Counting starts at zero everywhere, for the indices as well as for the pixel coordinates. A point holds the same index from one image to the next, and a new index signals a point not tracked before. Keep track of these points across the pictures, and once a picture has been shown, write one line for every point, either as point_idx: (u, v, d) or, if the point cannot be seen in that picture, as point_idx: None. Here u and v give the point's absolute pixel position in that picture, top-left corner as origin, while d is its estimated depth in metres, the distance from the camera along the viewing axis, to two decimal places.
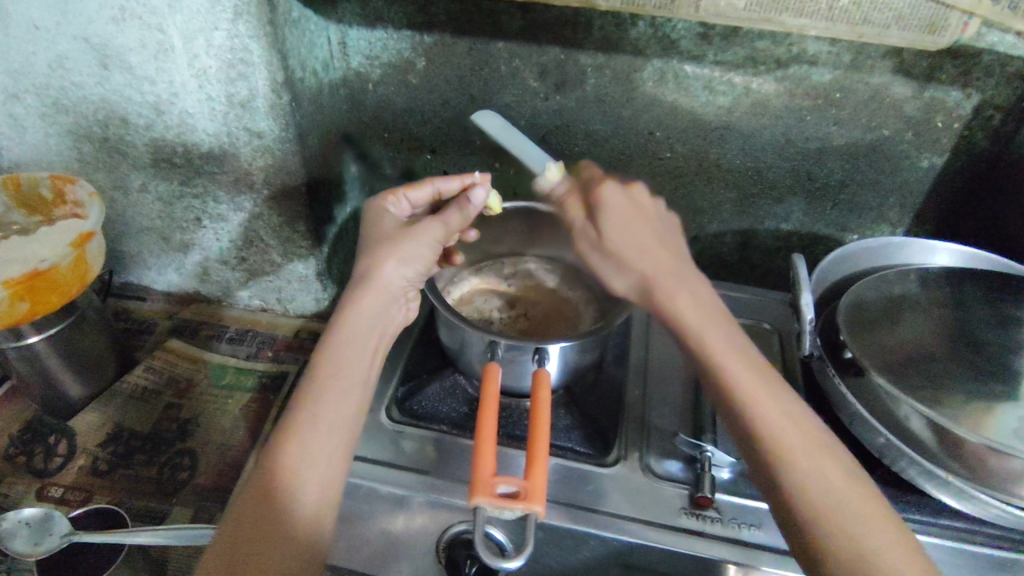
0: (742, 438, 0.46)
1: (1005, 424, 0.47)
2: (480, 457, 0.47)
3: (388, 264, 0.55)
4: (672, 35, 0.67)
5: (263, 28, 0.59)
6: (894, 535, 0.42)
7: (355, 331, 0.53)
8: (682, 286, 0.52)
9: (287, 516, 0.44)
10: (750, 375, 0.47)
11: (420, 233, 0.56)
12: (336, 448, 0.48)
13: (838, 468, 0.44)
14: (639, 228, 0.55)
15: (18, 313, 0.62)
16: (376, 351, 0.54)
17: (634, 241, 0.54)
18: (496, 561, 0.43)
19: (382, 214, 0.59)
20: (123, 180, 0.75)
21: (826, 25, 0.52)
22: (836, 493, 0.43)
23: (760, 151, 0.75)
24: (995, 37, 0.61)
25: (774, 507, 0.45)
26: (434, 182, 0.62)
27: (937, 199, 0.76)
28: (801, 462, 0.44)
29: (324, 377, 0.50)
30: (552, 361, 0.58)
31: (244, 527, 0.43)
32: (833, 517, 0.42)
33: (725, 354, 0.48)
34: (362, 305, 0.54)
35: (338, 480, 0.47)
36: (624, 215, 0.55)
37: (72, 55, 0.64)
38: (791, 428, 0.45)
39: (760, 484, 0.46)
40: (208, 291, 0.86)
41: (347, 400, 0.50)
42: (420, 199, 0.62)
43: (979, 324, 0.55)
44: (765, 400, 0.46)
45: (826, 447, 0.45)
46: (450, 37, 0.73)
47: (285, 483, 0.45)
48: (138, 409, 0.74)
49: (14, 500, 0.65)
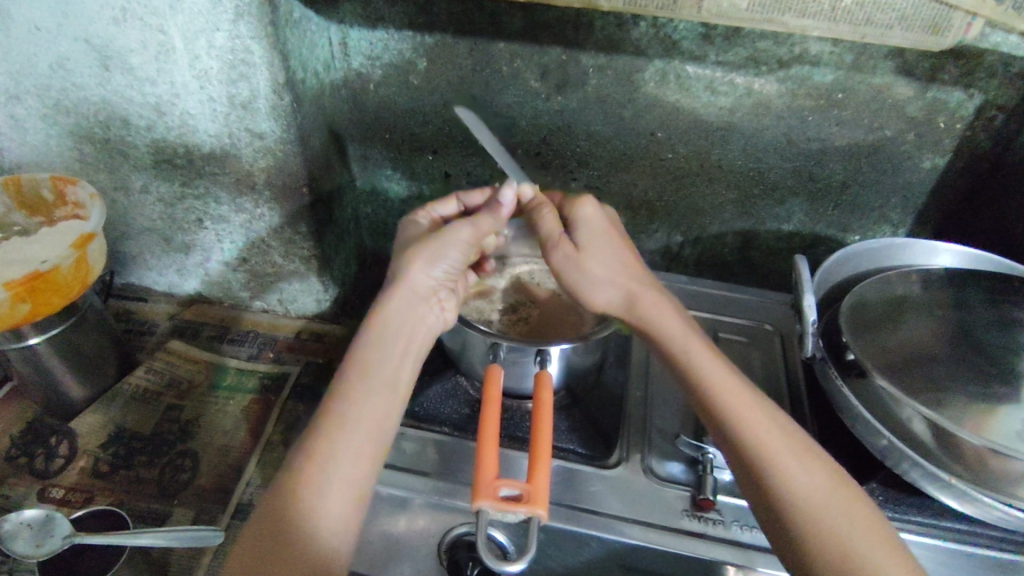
0: (730, 452, 0.49)
1: (1008, 426, 0.46)
2: (483, 459, 0.46)
3: (416, 264, 0.55)
4: (673, 36, 0.67)
5: (264, 29, 0.59)
6: (879, 536, 0.44)
7: (383, 334, 0.53)
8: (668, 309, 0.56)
9: (310, 516, 0.44)
10: (742, 392, 0.51)
11: (448, 232, 0.56)
12: (359, 450, 0.47)
13: (829, 477, 0.47)
14: (615, 249, 0.58)
15: (19, 314, 0.62)
16: (404, 355, 0.54)
17: (611, 260, 0.58)
18: (500, 564, 0.43)
19: (411, 224, 0.61)
20: (124, 181, 0.75)
21: (829, 26, 0.52)
22: (824, 496, 0.46)
23: (762, 152, 0.75)
24: (999, 37, 0.61)
25: (763, 516, 0.47)
26: (459, 197, 0.65)
27: (939, 200, 0.75)
28: (793, 472, 0.47)
29: (347, 379, 0.50)
30: (553, 362, 0.58)
31: (268, 509, 0.44)
32: (824, 523, 0.44)
33: (716, 374, 0.52)
34: (389, 305, 0.54)
35: (355, 481, 0.46)
36: (603, 235, 0.59)
37: (73, 56, 0.64)
38: (783, 440, 0.48)
39: (750, 495, 0.48)
40: (210, 292, 0.86)
41: (372, 403, 0.49)
42: (448, 214, 0.64)
43: (982, 325, 0.55)
44: (759, 415, 0.50)
45: (817, 458, 0.48)
46: (452, 37, 0.73)
47: (306, 483, 0.45)
48: (140, 410, 0.74)
49: (15, 500, 0.65)
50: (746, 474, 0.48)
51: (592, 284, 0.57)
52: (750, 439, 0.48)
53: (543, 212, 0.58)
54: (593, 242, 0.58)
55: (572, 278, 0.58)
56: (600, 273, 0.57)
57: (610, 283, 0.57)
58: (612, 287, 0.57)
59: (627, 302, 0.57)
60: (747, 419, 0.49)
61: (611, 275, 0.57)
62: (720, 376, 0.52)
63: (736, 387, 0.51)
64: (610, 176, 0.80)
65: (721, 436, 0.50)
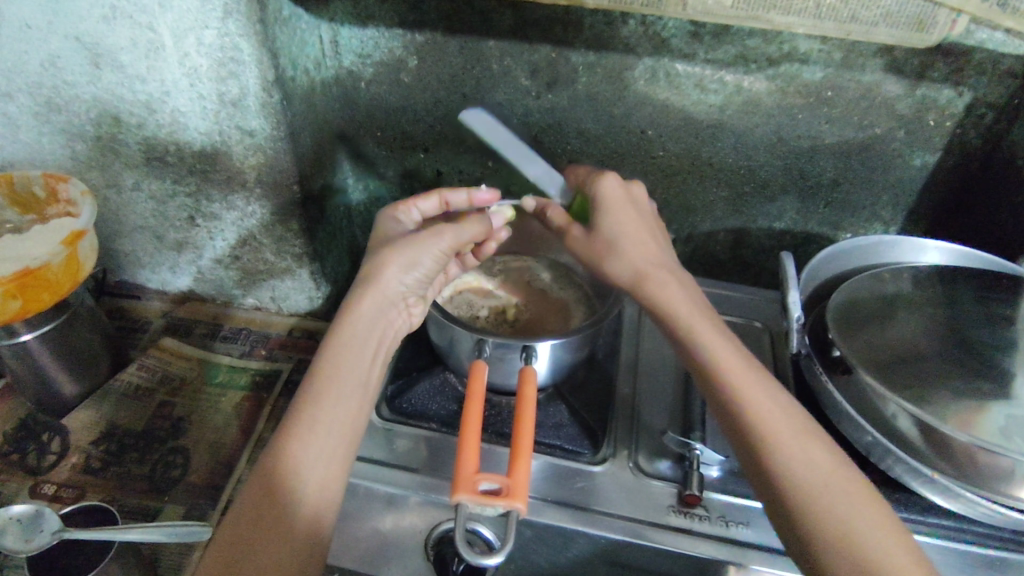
0: (732, 431, 0.50)
1: (994, 421, 0.46)
2: (464, 453, 0.47)
3: (392, 268, 0.55)
4: (663, 33, 0.67)
5: (253, 26, 0.59)
6: (881, 519, 0.44)
7: (352, 334, 0.53)
8: (676, 288, 0.56)
9: (285, 514, 0.44)
10: (740, 370, 0.51)
11: (428, 239, 0.55)
12: (337, 446, 0.48)
13: (825, 455, 0.47)
14: (634, 226, 0.58)
15: (9, 311, 0.62)
16: (374, 356, 0.55)
17: (627, 231, 0.57)
18: (477, 558, 0.43)
19: (390, 223, 0.60)
20: (117, 179, 0.75)
21: (814, 23, 0.52)
22: (826, 483, 0.46)
23: (753, 150, 0.75)
24: (985, 34, 0.61)
25: (765, 497, 0.48)
26: (442, 195, 0.62)
27: (931, 197, 0.75)
28: (790, 452, 0.47)
29: (323, 378, 0.51)
30: (540, 358, 0.58)
31: (248, 502, 0.44)
32: (819, 505, 0.45)
33: (716, 347, 0.52)
34: (360, 308, 0.54)
35: (336, 475, 0.48)
36: (621, 212, 0.58)
37: (65, 55, 0.64)
38: (778, 420, 0.49)
39: (749, 473, 0.49)
40: (203, 290, 0.86)
41: (343, 402, 0.50)
42: (429, 210, 0.63)
43: (971, 323, 0.55)
44: (754, 394, 0.50)
45: (815, 437, 0.48)
46: (442, 35, 0.73)
47: (284, 480, 0.45)
48: (132, 407, 0.74)
49: (7, 496, 0.65)
50: (750, 455, 0.48)
51: (609, 254, 0.57)
52: (748, 422, 0.49)
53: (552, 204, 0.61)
54: (611, 215, 0.57)
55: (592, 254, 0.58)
56: (619, 247, 0.57)
57: (624, 255, 0.57)
58: (627, 260, 0.57)
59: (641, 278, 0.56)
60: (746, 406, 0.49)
61: (628, 244, 0.57)
62: (722, 356, 0.52)
63: (737, 369, 0.51)
64: None
65: (723, 419, 0.50)
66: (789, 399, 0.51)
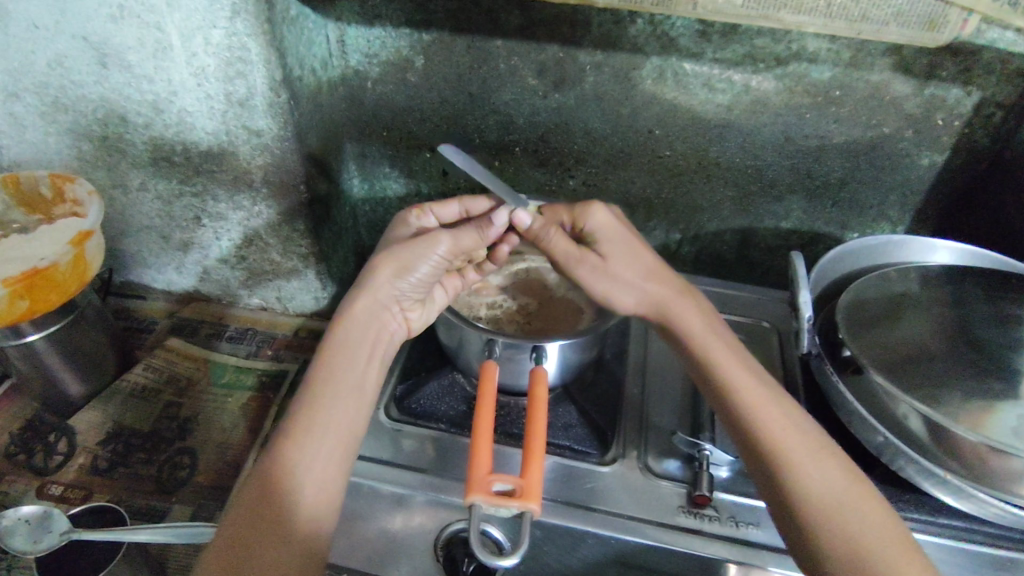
0: (744, 446, 0.50)
1: (1005, 422, 0.46)
2: (477, 454, 0.46)
3: (382, 274, 0.55)
4: (671, 33, 0.67)
5: (261, 25, 0.59)
6: (894, 535, 0.44)
7: (349, 338, 0.54)
8: (688, 304, 0.57)
9: (285, 519, 0.44)
10: (754, 386, 0.52)
11: (421, 245, 0.55)
12: (332, 451, 0.49)
13: (839, 470, 0.47)
14: (638, 253, 0.58)
15: (17, 312, 0.63)
16: (369, 360, 0.55)
17: (633, 262, 0.57)
18: (492, 558, 0.43)
19: (400, 225, 0.61)
20: (123, 179, 0.75)
21: (824, 22, 0.52)
22: (834, 492, 0.46)
23: (760, 148, 0.74)
24: (996, 33, 0.61)
25: (774, 510, 0.48)
26: (463, 202, 0.62)
27: (938, 196, 0.75)
28: (803, 466, 0.47)
29: (317, 384, 0.51)
30: (549, 359, 0.58)
31: (247, 505, 0.44)
32: (834, 520, 0.45)
33: (729, 367, 0.53)
34: (353, 312, 0.55)
35: (333, 481, 0.48)
36: (621, 238, 0.57)
37: (71, 54, 0.64)
38: (792, 436, 0.49)
39: (761, 486, 0.49)
40: (208, 290, 0.86)
41: (339, 408, 0.51)
42: (448, 216, 0.62)
43: (980, 323, 0.55)
44: (766, 409, 0.50)
45: (829, 455, 0.48)
46: (449, 34, 0.72)
47: (282, 486, 0.45)
48: (138, 408, 0.74)
49: (14, 497, 0.65)
50: (762, 469, 0.49)
51: (620, 288, 0.58)
52: (760, 435, 0.49)
53: (554, 234, 0.56)
54: (613, 246, 0.57)
55: (603, 290, 0.57)
56: (627, 278, 0.57)
57: (638, 287, 0.57)
58: (638, 290, 0.57)
59: (653, 305, 0.58)
60: (756, 414, 0.50)
61: (636, 277, 0.57)
62: (736, 374, 0.53)
63: (750, 384, 0.52)
64: (608, 173, 0.81)
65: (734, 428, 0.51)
66: (803, 417, 0.51)
